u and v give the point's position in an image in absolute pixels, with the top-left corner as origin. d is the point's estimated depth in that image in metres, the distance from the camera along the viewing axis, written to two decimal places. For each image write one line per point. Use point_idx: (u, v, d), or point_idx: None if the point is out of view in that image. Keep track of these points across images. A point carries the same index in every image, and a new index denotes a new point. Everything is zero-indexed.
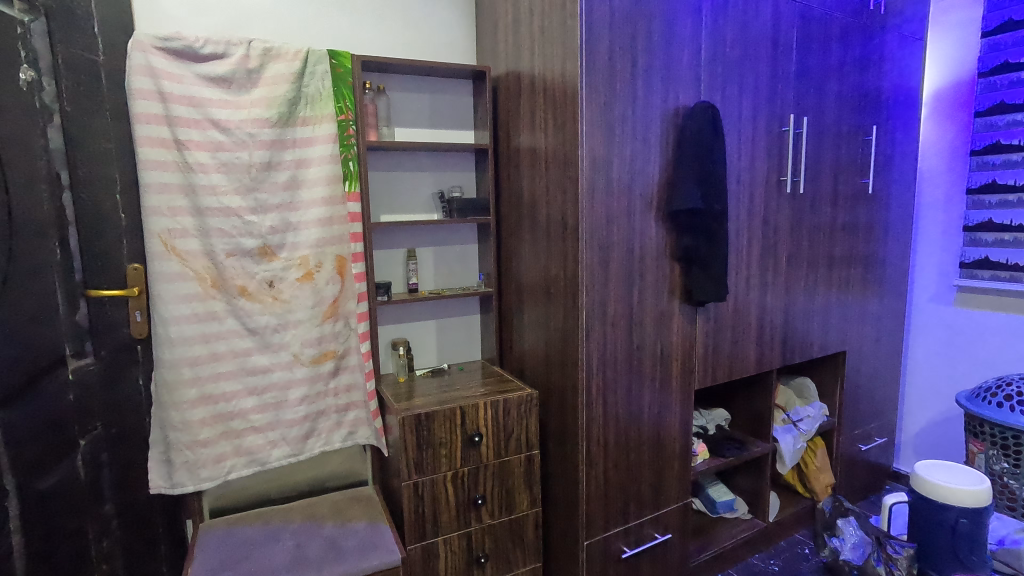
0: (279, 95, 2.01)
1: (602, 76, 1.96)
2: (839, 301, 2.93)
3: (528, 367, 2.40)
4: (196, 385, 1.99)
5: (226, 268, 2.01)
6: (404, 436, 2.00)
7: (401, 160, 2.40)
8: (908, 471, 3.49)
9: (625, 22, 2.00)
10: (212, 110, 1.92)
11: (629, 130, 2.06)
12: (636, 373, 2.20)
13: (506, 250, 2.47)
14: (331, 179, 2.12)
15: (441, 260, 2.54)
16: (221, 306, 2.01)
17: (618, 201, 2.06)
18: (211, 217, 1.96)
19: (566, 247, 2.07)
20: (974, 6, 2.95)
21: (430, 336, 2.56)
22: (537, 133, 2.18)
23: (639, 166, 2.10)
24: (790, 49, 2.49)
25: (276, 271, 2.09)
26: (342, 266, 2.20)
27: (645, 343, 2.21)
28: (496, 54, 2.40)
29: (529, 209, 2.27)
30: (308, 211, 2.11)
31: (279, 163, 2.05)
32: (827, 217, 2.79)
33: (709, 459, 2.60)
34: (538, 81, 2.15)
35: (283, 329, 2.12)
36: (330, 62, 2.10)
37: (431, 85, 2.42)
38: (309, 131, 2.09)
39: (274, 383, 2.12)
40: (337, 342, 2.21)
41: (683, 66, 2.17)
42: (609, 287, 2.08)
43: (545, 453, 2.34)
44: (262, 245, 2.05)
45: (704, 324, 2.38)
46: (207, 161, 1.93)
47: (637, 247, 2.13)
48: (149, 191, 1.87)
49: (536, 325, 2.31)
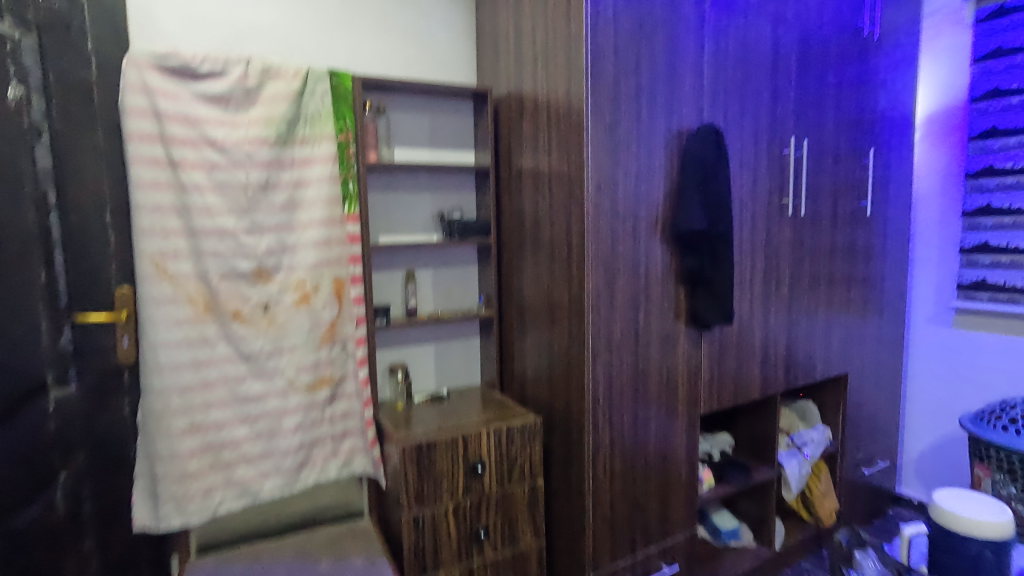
0: (279, 114, 1.97)
1: (607, 98, 1.95)
2: (840, 323, 2.91)
3: (530, 392, 2.33)
4: (186, 414, 1.90)
5: (221, 291, 1.93)
6: (405, 466, 1.92)
7: (400, 180, 2.36)
8: (911, 495, 3.44)
9: (629, 43, 1.99)
10: (209, 128, 1.87)
11: (634, 152, 2.04)
12: (642, 398, 2.15)
13: (506, 272, 2.42)
14: (330, 200, 2.07)
15: (441, 282, 2.49)
16: (214, 331, 1.93)
17: (623, 223, 2.03)
18: (205, 239, 1.89)
19: (571, 269, 2.03)
20: (964, 33, 3.01)
21: (428, 360, 2.49)
22: (540, 154, 2.16)
23: (644, 187, 2.08)
24: (789, 72, 2.51)
25: (272, 294, 2.02)
26: (341, 288, 2.13)
27: (651, 367, 2.16)
28: (497, 76, 2.39)
29: (532, 230, 2.23)
30: (306, 233, 2.05)
31: (277, 183, 1.99)
32: (826, 238, 2.78)
33: (716, 487, 2.54)
34: (541, 101, 2.13)
35: (278, 354, 2.04)
36: (331, 82, 2.06)
37: (432, 106, 2.39)
38: (308, 150, 2.04)
39: (268, 411, 2.03)
40: (334, 368, 2.13)
41: (686, 89, 2.16)
42: (615, 311, 2.04)
43: (548, 482, 2.27)
44: (258, 267, 1.99)
45: (709, 348, 2.34)
46: (202, 181, 1.87)
47: (642, 270, 2.10)
48: (140, 212, 1.80)
49: (538, 349, 2.25)
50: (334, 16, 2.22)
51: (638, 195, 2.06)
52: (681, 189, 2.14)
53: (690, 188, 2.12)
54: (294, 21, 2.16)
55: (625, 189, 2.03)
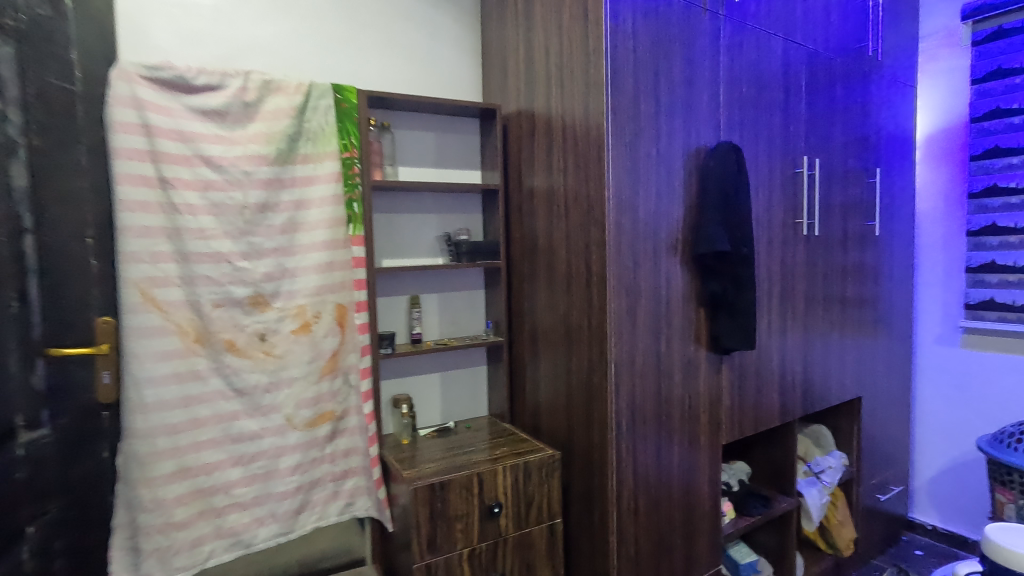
0: (279, 130, 1.84)
1: (627, 115, 1.87)
2: (853, 345, 2.85)
3: (544, 423, 2.20)
4: (173, 457, 1.72)
5: (213, 321, 1.78)
6: (416, 510, 1.76)
7: (404, 201, 2.24)
8: (925, 520, 3.36)
9: (647, 59, 1.92)
10: (204, 145, 1.74)
11: (654, 172, 1.96)
12: (665, 428, 2.03)
13: (517, 297, 2.30)
14: (333, 221, 1.94)
15: (447, 308, 2.36)
16: (206, 364, 1.77)
17: (644, 244, 1.94)
18: (198, 264, 1.74)
19: (591, 294, 1.93)
20: (961, 55, 3.03)
21: (434, 390, 2.35)
22: (555, 174, 2.06)
23: (664, 208, 1.99)
24: (799, 91, 2.47)
25: (269, 323, 1.87)
26: (344, 315, 1.98)
27: (674, 396, 2.05)
28: (506, 93, 2.30)
29: (546, 253, 2.13)
30: (307, 257, 1.91)
31: (277, 203, 1.86)
32: (838, 259, 2.73)
33: (737, 519, 2.42)
34: (556, 118, 2.05)
35: (275, 388, 1.88)
36: (335, 97, 1.95)
37: (438, 124, 2.29)
38: (310, 169, 1.91)
39: (264, 451, 1.86)
40: (335, 402, 1.98)
41: (703, 106, 2.10)
42: (637, 337, 1.93)
43: (566, 520, 2.12)
44: (255, 294, 1.84)
45: (730, 373, 2.24)
46: (195, 202, 1.73)
47: (663, 293, 2.00)
48: (127, 235, 1.65)
49: (554, 377, 2.13)
50: (337, 32, 2.12)
51: (658, 216, 1.98)
52: (701, 209, 2.06)
53: (711, 208, 2.04)
54: (295, 35, 2.05)
55: (645, 210, 1.94)
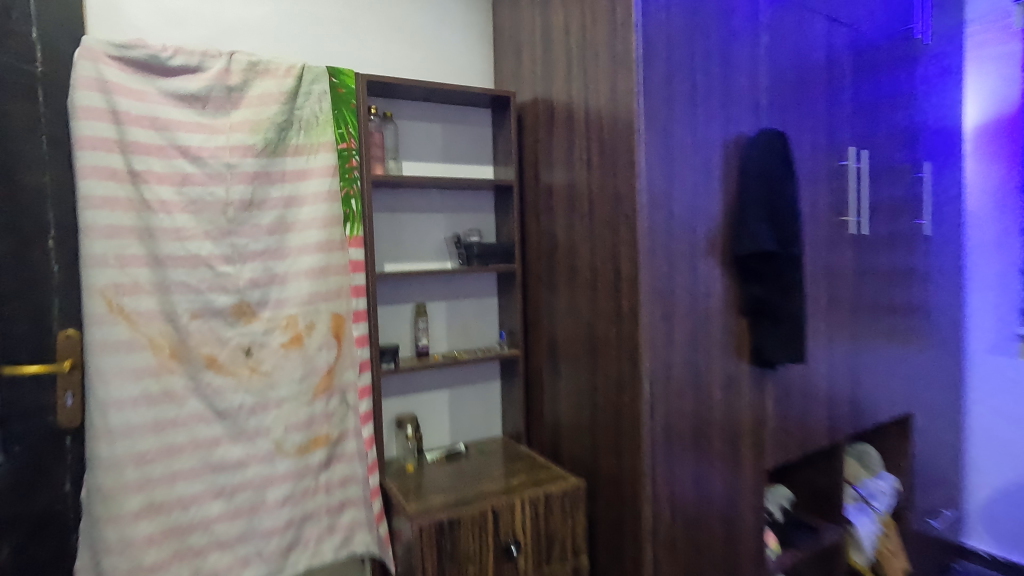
0: (267, 118, 1.63)
1: (660, 98, 1.64)
2: (904, 357, 2.58)
3: (565, 446, 1.96)
4: (143, 490, 1.50)
5: (191, 334, 1.57)
6: (422, 552, 1.52)
7: (408, 198, 2.03)
8: (980, 547, 3.06)
9: (681, 35, 1.70)
10: (181, 134, 1.53)
11: (691, 162, 1.73)
12: (704, 453, 1.78)
13: (535, 305, 2.07)
14: (328, 220, 1.72)
15: (456, 318, 2.13)
16: (182, 383, 1.56)
17: (680, 244, 1.70)
18: (174, 269, 1.54)
19: (620, 300, 1.69)
20: (1013, 39, 2.79)
21: (442, 409, 2.12)
22: (577, 165, 1.84)
23: (701, 202, 1.76)
24: (844, 76, 2.24)
25: (255, 336, 1.65)
26: (340, 326, 1.76)
27: (713, 416, 1.81)
28: (520, 80, 2.09)
29: (567, 255, 1.90)
30: (299, 260, 1.69)
31: (264, 200, 1.64)
32: (886, 261, 2.48)
33: (783, 553, 2.14)
34: (578, 104, 1.83)
35: (262, 410, 1.66)
36: (331, 81, 1.73)
37: (446, 114, 2.08)
38: (302, 162, 1.70)
39: (249, 481, 1.63)
40: (331, 424, 1.75)
41: (743, 90, 1.87)
42: (673, 349, 1.69)
43: (591, 557, 1.89)
44: (239, 303, 1.62)
45: (774, 390, 1.99)
46: (170, 198, 1.52)
47: (701, 300, 1.76)
48: (92, 236, 1.44)
49: (577, 395, 1.89)
50: (335, 13, 1.92)
51: (695, 211, 1.74)
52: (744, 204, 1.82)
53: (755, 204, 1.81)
54: (287, 15, 1.85)
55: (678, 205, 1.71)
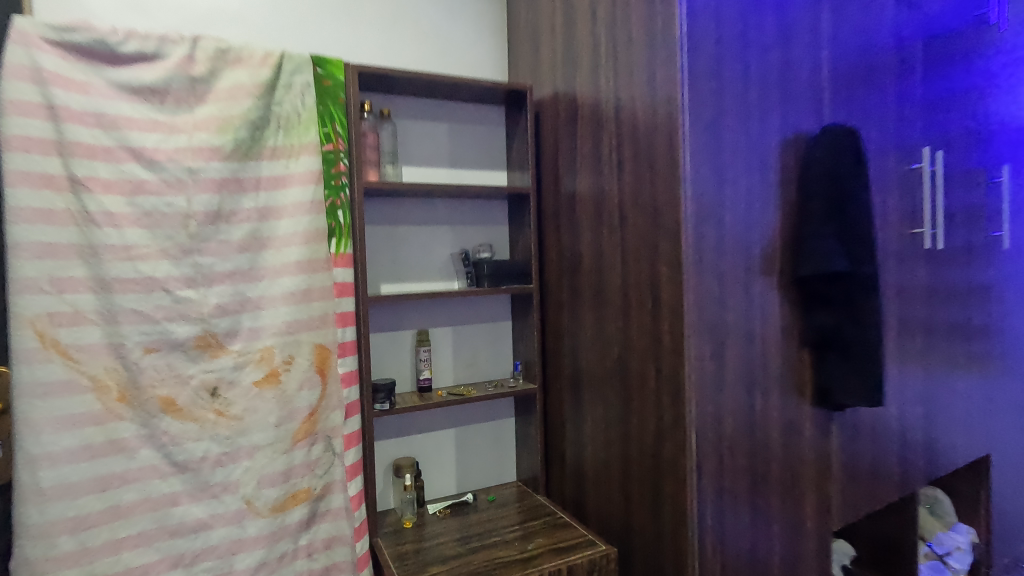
0: (238, 115, 1.38)
1: (708, 87, 1.36)
2: (989, 390, 2.21)
3: (592, 500, 1.66)
4: (80, 563, 1.23)
5: (144, 372, 1.31)
6: None
7: (409, 209, 1.76)
8: None
9: (733, 12, 1.40)
10: (132, 134, 1.28)
11: (744, 165, 1.43)
12: (761, 515, 1.47)
13: (555, 332, 1.78)
14: (310, 235, 1.46)
15: (464, 346, 1.86)
16: (132, 432, 1.29)
17: (732, 263, 1.40)
18: (122, 294, 1.28)
19: (659, 331, 1.39)
20: None
21: (447, 452, 1.83)
22: (606, 169, 1.55)
23: (757, 212, 1.46)
24: (917, 66, 1.92)
25: (222, 373, 1.39)
26: (325, 360, 1.50)
27: (771, 469, 1.49)
28: (538, 72, 1.81)
29: (593, 276, 1.61)
30: (276, 282, 1.43)
31: (234, 212, 1.39)
32: (964, 278, 2.13)
33: None
34: (607, 97, 1.54)
35: (229, 461, 1.38)
36: (315, 72, 1.49)
37: (452, 112, 1.81)
38: (281, 167, 1.44)
39: (212, 547, 1.36)
40: (313, 476, 1.48)
41: (803, 79, 1.57)
42: (725, 391, 1.39)
43: None
44: (203, 334, 1.36)
45: (841, 435, 1.66)
46: (119, 209, 1.27)
47: (757, 330, 1.46)
48: (22, 255, 1.19)
49: (605, 440, 1.59)
50: None
51: (750, 222, 1.44)
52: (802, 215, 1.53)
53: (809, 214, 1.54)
54: None
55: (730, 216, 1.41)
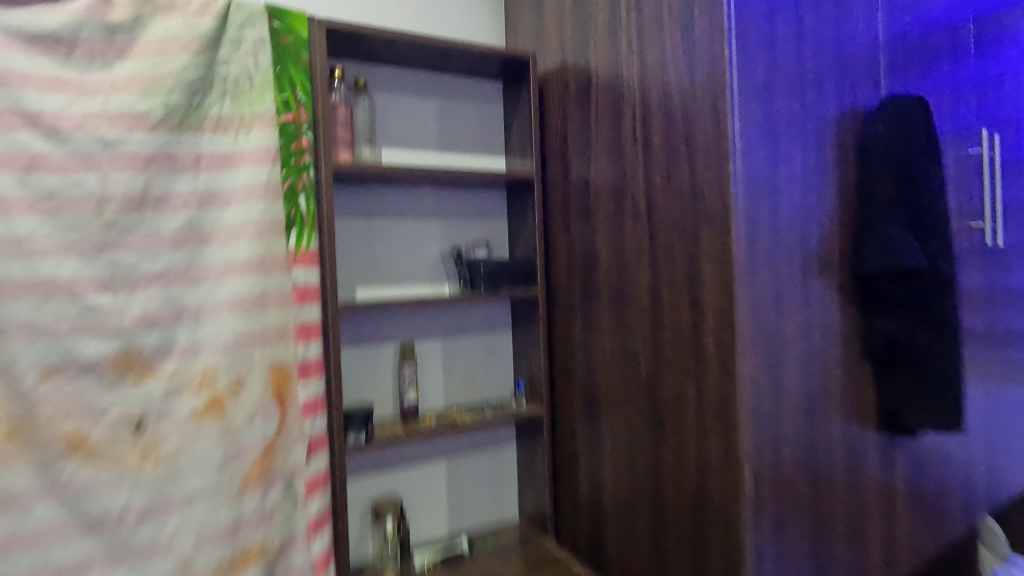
0: (170, 73, 1.09)
1: (757, 43, 1.10)
2: None
3: (613, 547, 1.37)
4: None
5: (42, 403, 1.00)
6: None
7: (390, 200, 1.48)
8: None
9: None
10: (25, 92, 0.97)
11: (793, 140, 1.16)
12: (825, 568, 1.19)
13: (564, 345, 1.50)
14: (264, 227, 1.18)
15: (456, 361, 1.57)
16: (24, 482, 0.98)
17: (789, 259, 1.14)
18: (10, 301, 0.97)
19: (701, 344, 1.11)
20: None
21: (437, 488, 1.54)
22: (627, 148, 1.28)
23: (811, 197, 1.19)
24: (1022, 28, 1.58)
25: (149, 402, 1.09)
26: (283, 382, 1.21)
27: (836, 512, 1.22)
28: (542, 39, 1.55)
29: (612, 277, 1.33)
30: (220, 285, 1.14)
31: (166, 196, 1.09)
32: None
33: None
34: (627, 60, 1.27)
35: (158, 514, 1.08)
36: (271, 26, 1.21)
37: (441, 86, 1.54)
38: (227, 141, 1.15)
39: None
40: (268, 528, 1.18)
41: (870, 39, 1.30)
42: (782, 416, 1.12)
43: None
44: (123, 352, 1.07)
45: (911, 467, 1.39)
46: (6, 190, 0.96)
47: (817, 341, 1.19)
48: None
49: (631, 476, 1.31)
50: None
51: (805, 209, 1.18)
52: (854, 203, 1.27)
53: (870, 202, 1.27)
54: None
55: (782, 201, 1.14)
